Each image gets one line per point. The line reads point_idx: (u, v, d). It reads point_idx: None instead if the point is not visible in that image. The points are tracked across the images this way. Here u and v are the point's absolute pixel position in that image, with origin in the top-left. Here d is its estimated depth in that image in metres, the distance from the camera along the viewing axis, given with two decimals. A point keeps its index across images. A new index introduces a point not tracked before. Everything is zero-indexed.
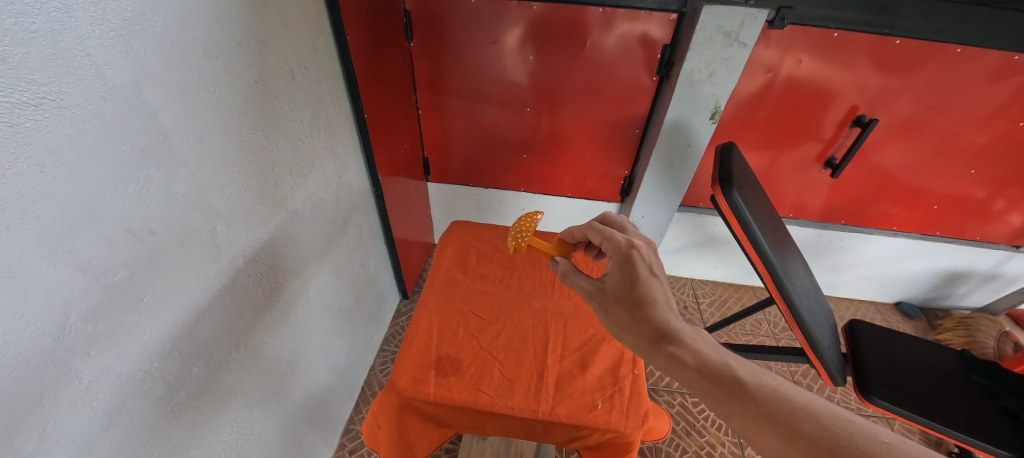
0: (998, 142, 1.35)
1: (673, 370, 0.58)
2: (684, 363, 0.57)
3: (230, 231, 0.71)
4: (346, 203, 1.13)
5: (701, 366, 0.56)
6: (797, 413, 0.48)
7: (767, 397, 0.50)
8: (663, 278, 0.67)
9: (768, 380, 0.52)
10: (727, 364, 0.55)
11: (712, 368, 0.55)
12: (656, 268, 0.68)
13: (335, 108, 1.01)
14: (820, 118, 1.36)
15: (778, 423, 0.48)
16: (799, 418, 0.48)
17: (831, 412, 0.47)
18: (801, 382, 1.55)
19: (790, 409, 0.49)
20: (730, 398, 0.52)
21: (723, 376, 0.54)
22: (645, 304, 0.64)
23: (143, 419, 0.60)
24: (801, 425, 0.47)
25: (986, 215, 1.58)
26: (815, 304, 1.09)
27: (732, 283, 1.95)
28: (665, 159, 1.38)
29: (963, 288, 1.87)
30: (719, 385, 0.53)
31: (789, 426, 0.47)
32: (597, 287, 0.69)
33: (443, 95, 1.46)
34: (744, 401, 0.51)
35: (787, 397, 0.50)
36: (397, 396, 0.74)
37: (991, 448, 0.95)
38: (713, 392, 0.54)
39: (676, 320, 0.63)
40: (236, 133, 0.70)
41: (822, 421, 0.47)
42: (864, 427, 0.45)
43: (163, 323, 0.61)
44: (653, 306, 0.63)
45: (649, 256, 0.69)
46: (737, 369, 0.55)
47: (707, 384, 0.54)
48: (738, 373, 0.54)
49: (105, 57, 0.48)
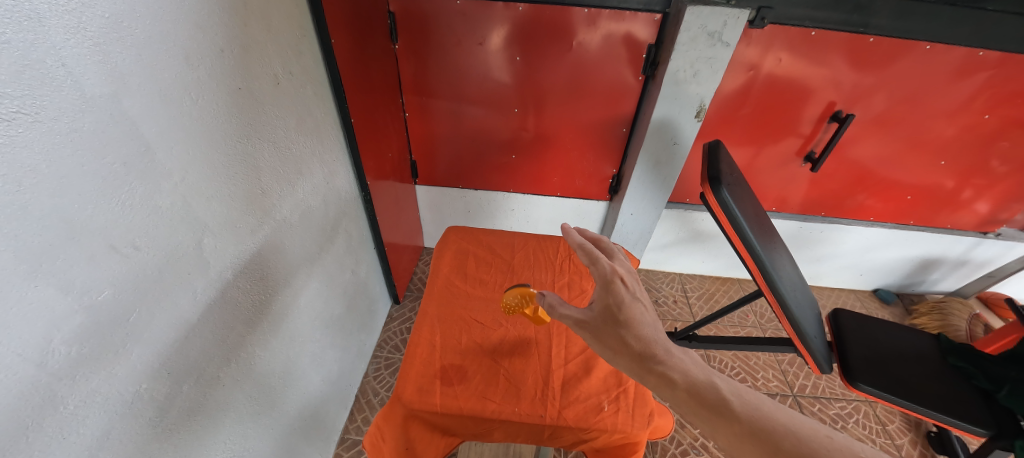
0: (964, 134, 1.41)
1: (663, 389, 0.58)
2: (673, 383, 0.57)
3: (218, 243, 0.69)
4: (335, 209, 1.11)
5: (689, 384, 0.56)
6: (778, 430, 0.50)
7: (750, 414, 0.52)
8: (647, 303, 0.68)
9: (751, 398, 0.54)
10: (712, 382, 0.56)
11: (700, 387, 0.56)
12: (639, 294, 0.69)
13: (321, 113, 0.98)
14: (800, 115, 1.40)
15: (762, 440, 0.49)
16: (780, 434, 0.49)
17: (809, 429, 0.49)
18: (788, 371, 1.59)
19: (772, 426, 0.50)
20: (716, 416, 0.53)
21: (708, 394, 0.55)
22: (632, 328, 0.64)
23: (133, 440, 0.58)
24: (781, 441, 0.48)
25: (956, 204, 1.65)
26: (801, 294, 1.12)
27: (719, 276, 1.99)
28: (653, 158, 1.40)
29: (936, 273, 1.95)
30: (707, 403, 0.54)
31: (771, 443, 0.49)
32: (584, 315, 0.68)
33: (430, 98, 1.44)
34: (728, 418, 0.52)
35: (768, 415, 0.51)
36: (403, 407, 0.73)
37: (966, 426, 1.00)
38: (700, 411, 0.54)
39: (664, 339, 0.63)
40: (221, 142, 0.67)
41: (801, 438, 0.48)
42: (841, 444, 0.47)
43: (151, 342, 0.59)
44: (641, 330, 0.64)
45: (631, 280, 0.70)
46: (721, 387, 0.56)
47: (695, 403, 0.55)
48: (723, 392, 0.55)
49: (82, 67, 0.46)
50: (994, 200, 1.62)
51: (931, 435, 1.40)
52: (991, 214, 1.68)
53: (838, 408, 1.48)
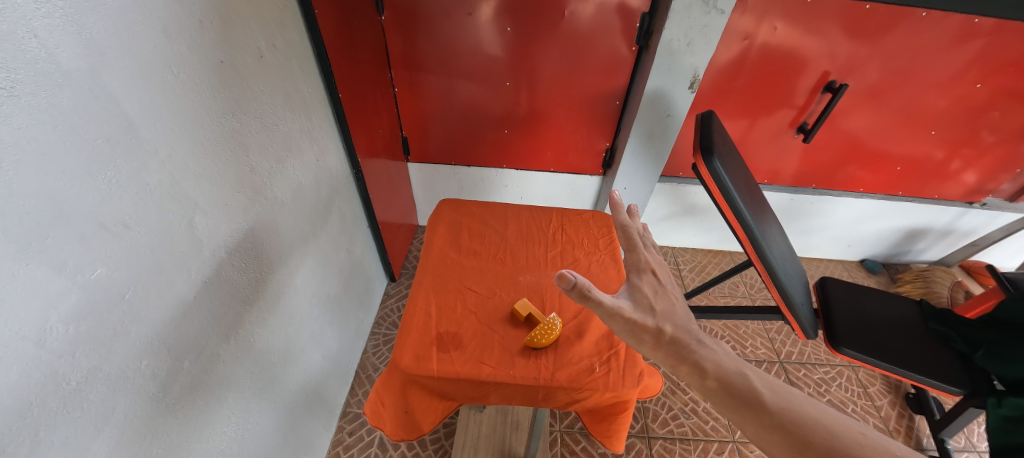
0: (956, 104, 1.42)
1: (693, 378, 0.58)
2: (703, 371, 0.57)
3: (210, 221, 0.69)
4: (326, 187, 1.10)
5: (720, 374, 0.56)
6: (808, 423, 0.50)
7: (779, 406, 0.52)
8: (678, 298, 0.68)
9: (781, 390, 0.54)
10: (743, 374, 0.56)
11: (730, 378, 0.56)
12: (670, 288, 0.69)
13: (308, 88, 0.96)
14: (794, 85, 1.39)
15: (790, 433, 0.50)
16: (806, 425, 0.50)
17: (841, 425, 0.49)
18: (775, 338, 1.64)
19: (802, 419, 0.50)
20: (745, 407, 0.53)
21: (738, 385, 0.55)
22: (665, 317, 0.64)
23: (138, 414, 0.60)
24: (810, 435, 0.49)
25: (944, 174, 1.67)
26: (790, 264, 1.15)
27: (711, 249, 2.01)
28: (646, 130, 1.39)
29: (922, 243, 1.99)
30: (737, 395, 0.54)
31: (799, 435, 0.49)
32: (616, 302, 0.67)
33: (420, 73, 1.41)
34: (757, 410, 0.52)
35: (799, 409, 0.51)
36: (401, 373, 0.74)
37: (943, 386, 1.04)
38: (729, 401, 0.55)
39: (696, 331, 0.63)
40: (206, 118, 0.66)
41: (832, 432, 0.49)
42: (874, 440, 0.47)
43: (147, 319, 0.59)
44: (672, 320, 0.63)
45: (663, 275, 0.70)
46: (752, 379, 0.56)
47: (724, 393, 0.55)
48: (754, 383, 0.55)
49: (56, 39, 0.44)
50: (981, 170, 1.64)
51: (909, 396, 1.45)
52: (979, 185, 1.70)
53: (822, 372, 1.54)
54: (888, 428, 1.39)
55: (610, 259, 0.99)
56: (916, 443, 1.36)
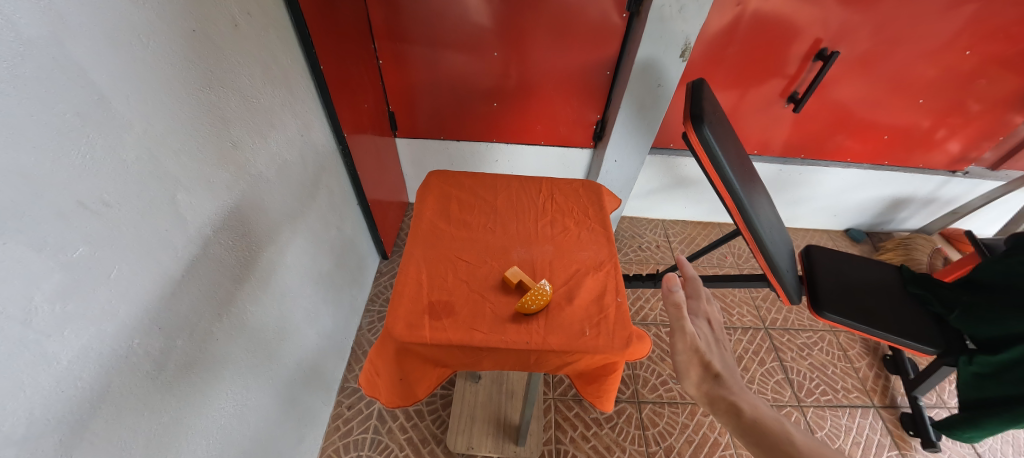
0: (944, 73, 1.42)
1: (727, 417, 0.61)
2: (739, 411, 0.60)
3: (193, 198, 0.67)
4: (313, 163, 1.08)
5: (755, 417, 0.59)
6: None
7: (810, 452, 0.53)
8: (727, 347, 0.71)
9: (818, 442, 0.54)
10: (779, 421, 0.58)
11: (766, 420, 0.58)
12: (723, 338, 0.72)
13: (288, 59, 0.93)
14: (785, 53, 1.37)
15: None
16: None
17: None
18: (761, 306, 1.69)
19: None
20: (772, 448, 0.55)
21: (771, 427, 0.57)
22: (712, 357, 0.67)
23: (133, 392, 0.60)
24: None
25: (929, 143, 1.69)
26: (777, 232, 1.17)
27: (701, 221, 2.03)
28: (637, 101, 1.37)
29: (905, 211, 2.03)
30: (768, 437, 0.56)
31: None
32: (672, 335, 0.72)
33: (404, 44, 1.36)
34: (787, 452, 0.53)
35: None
36: (394, 341, 0.75)
37: (918, 345, 1.09)
38: (759, 442, 0.56)
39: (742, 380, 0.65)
40: (182, 91, 0.64)
41: None
42: None
43: (135, 298, 0.59)
44: (719, 360, 0.68)
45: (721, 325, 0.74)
46: (787, 427, 0.57)
47: (755, 432, 0.57)
48: (789, 430, 0.56)
49: (13, 4, 0.41)
50: (965, 139, 1.66)
51: (887, 358, 1.52)
52: (962, 154, 1.73)
53: (805, 337, 1.59)
54: (865, 388, 1.46)
55: (600, 227, 0.99)
56: (890, 401, 1.43)
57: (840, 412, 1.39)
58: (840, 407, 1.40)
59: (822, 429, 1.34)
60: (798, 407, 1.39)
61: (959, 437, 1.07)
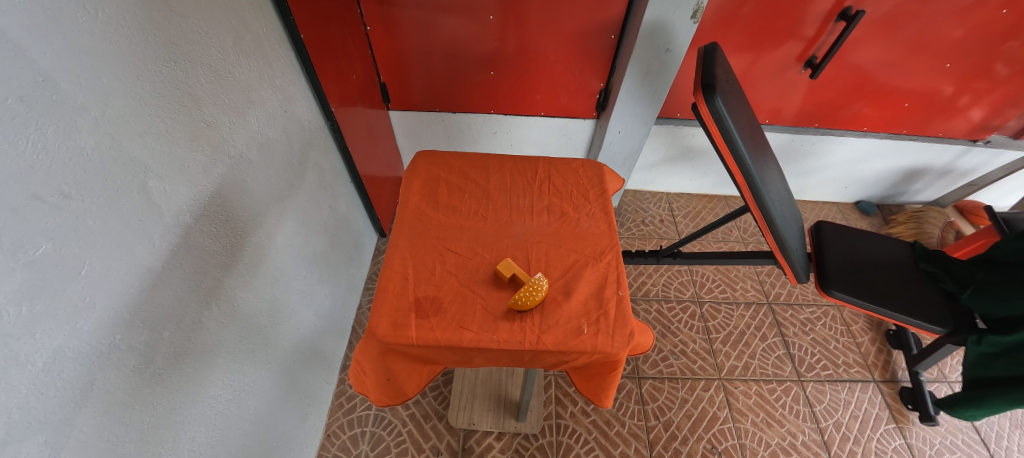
0: (974, 34, 1.32)
1: None
2: None
3: (167, 185, 0.63)
4: (299, 140, 1.02)
5: None
6: None
7: None
8: None
9: None
10: None
11: None
12: None
13: (263, 29, 0.86)
14: (805, 13, 1.27)
15: None
16: None
17: None
18: (766, 281, 1.67)
19: None
20: None
21: None
22: None
23: (121, 388, 0.58)
24: None
25: (951, 111, 1.60)
26: (787, 208, 1.12)
27: (707, 194, 1.98)
28: (643, 67, 1.28)
29: (919, 183, 1.96)
30: None
31: None
32: None
33: (393, 7, 1.27)
34: None
35: None
36: (378, 342, 0.72)
37: (927, 325, 1.07)
38: None
39: None
40: (143, 67, 0.58)
41: None
42: None
43: (112, 293, 0.55)
44: None
45: None
46: None
47: None
48: None
49: None
50: (990, 106, 1.57)
51: (890, 333, 1.51)
52: (984, 121, 1.64)
53: (808, 313, 1.58)
54: (866, 363, 1.46)
55: (600, 212, 0.95)
56: (891, 375, 1.43)
57: (840, 386, 1.40)
58: (840, 381, 1.41)
59: (821, 404, 1.35)
60: (799, 382, 1.40)
61: (960, 415, 1.07)
